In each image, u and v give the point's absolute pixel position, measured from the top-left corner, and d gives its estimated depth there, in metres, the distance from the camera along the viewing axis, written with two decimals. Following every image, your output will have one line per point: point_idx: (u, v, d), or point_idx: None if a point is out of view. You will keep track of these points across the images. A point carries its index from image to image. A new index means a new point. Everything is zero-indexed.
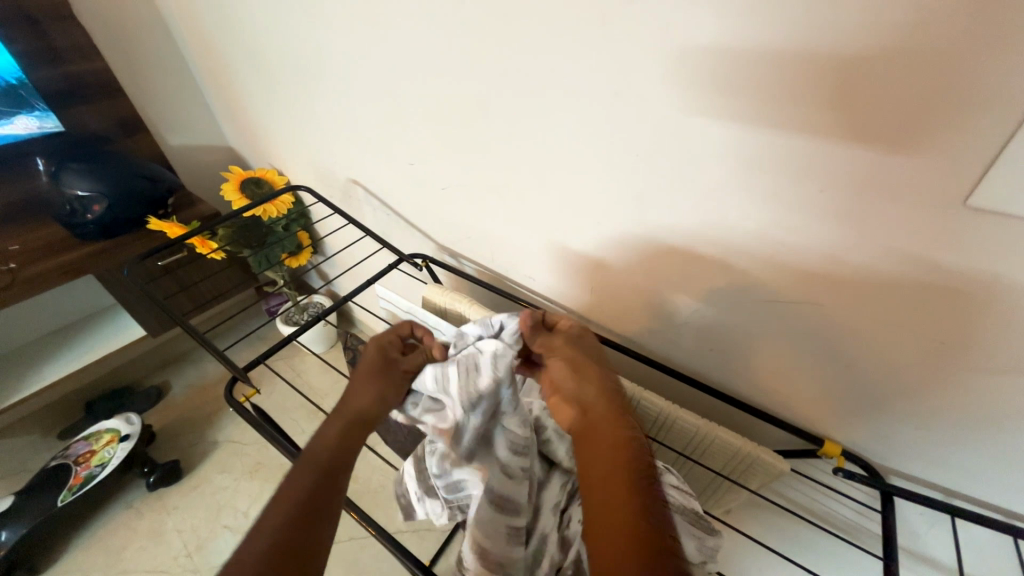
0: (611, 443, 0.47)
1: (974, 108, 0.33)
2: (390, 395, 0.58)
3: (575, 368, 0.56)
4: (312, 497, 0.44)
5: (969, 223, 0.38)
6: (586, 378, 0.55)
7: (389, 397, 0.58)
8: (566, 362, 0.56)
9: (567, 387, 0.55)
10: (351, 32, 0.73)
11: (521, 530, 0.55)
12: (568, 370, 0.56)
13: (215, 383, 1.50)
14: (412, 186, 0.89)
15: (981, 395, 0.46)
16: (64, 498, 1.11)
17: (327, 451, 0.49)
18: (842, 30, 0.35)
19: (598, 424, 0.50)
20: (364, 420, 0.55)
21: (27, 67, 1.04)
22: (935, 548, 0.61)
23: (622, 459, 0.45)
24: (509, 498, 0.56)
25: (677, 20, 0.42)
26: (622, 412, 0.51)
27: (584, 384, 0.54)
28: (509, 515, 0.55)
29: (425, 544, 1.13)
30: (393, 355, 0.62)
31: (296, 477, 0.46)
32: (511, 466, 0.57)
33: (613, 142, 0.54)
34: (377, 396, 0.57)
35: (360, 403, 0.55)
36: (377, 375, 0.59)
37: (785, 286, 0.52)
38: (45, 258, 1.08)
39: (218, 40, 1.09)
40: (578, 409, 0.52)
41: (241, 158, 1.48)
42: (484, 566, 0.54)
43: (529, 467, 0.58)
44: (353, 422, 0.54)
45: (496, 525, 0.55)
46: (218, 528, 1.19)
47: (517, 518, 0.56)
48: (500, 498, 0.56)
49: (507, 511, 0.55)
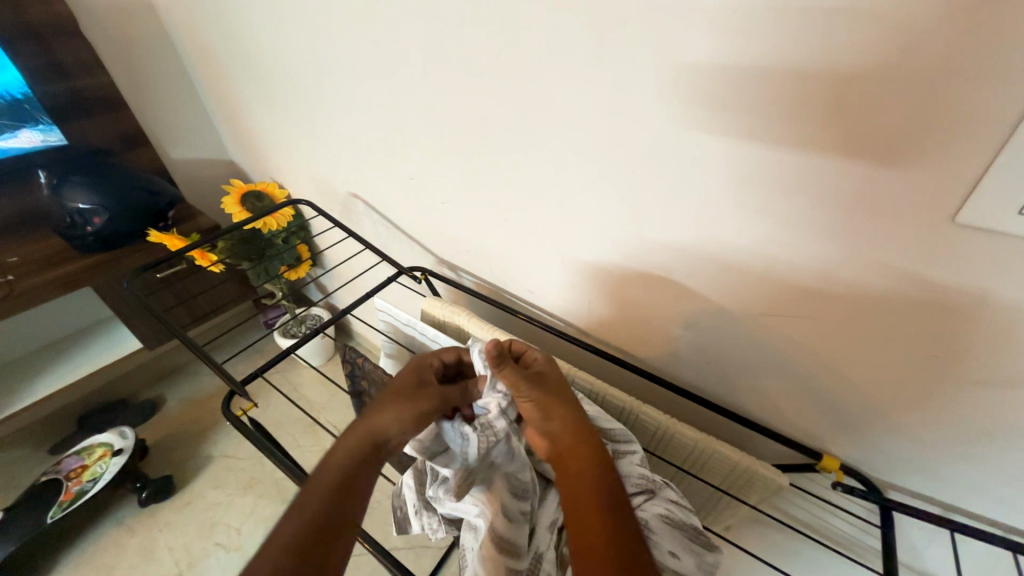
0: (580, 470, 0.49)
1: (962, 128, 0.34)
2: (414, 420, 0.53)
3: (542, 406, 0.53)
4: (320, 526, 0.43)
5: (958, 239, 0.39)
6: (554, 416, 0.53)
7: (409, 420, 0.52)
8: (530, 398, 0.54)
9: (537, 423, 0.54)
10: (353, 50, 0.75)
11: (520, 574, 0.53)
12: (537, 411, 0.53)
13: (211, 396, 1.49)
14: (411, 200, 0.90)
15: (976, 409, 0.46)
16: (54, 513, 1.09)
17: (341, 469, 0.48)
18: (833, 50, 0.37)
19: (568, 456, 0.51)
20: (379, 441, 0.51)
21: (33, 82, 1.05)
22: (936, 564, 0.60)
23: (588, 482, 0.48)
24: (511, 539, 0.54)
25: (673, 41, 0.44)
26: (587, 432, 0.52)
27: (553, 418, 0.53)
28: (510, 556, 0.53)
29: (422, 560, 1.11)
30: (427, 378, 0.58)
31: (307, 497, 0.45)
32: (517, 509, 0.56)
33: (610, 160, 0.56)
34: (397, 414, 0.52)
35: (382, 420, 0.52)
36: (406, 392, 0.55)
37: (778, 301, 0.53)
38: (45, 270, 1.08)
39: (223, 56, 1.11)
40: (549, 437, 0.53)
41: (242, 171, 1.50)
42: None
43: (529, 510, 0.57)
44: (370, 442, 0.50)
45: (495, 563, 0.53)
46: (210, 545, 1.17)
47: (518, 560, 0.53)
48: (501, 539, 0.54)
49: (507, 552, 0.53)
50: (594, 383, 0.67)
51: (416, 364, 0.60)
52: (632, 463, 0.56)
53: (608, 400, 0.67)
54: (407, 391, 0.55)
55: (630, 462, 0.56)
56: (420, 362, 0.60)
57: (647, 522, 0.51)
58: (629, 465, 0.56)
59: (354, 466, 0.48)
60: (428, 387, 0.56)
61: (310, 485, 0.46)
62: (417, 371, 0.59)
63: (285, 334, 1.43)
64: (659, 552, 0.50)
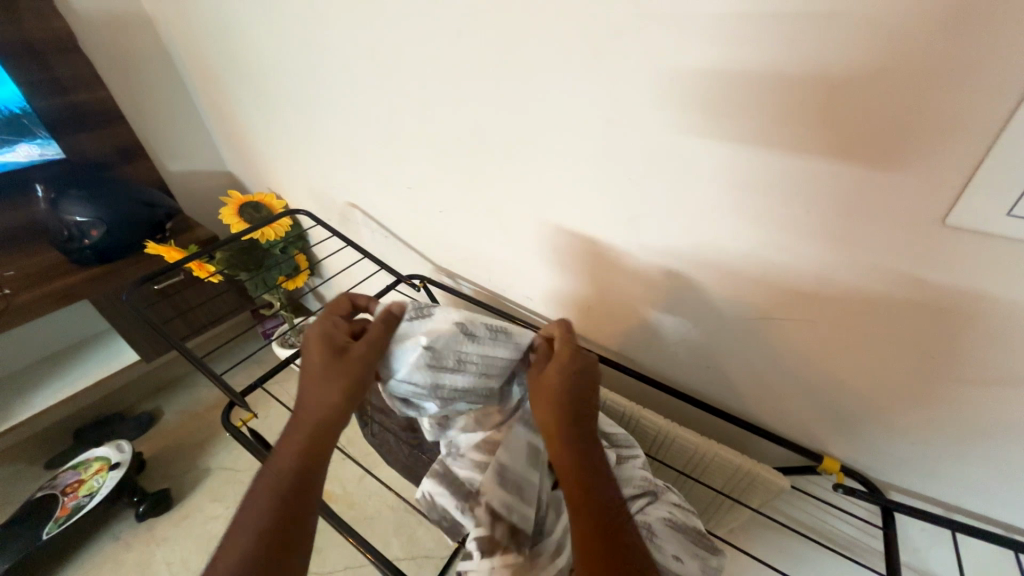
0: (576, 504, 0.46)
1: (952, 132, 0.35)
2: (353, 388, 0.50)
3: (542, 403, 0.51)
4: (279, 526, 0.43)
5: (947, 240, 0.39)
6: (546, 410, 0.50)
7: (348, 394, 0.50)
8: (551, 415, 0.50)
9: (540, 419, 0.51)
10: (350, 61, 0.76)
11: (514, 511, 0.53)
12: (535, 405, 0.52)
13: (209, 407, 1.48)
14: (409, 209, 0.91)
15: (974, 409, 0.47)
16: (50, 530, 1.08)
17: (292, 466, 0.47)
18: (822, 57, 0.37)
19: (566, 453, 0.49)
20: (326, 422, 0.49)
21: (31, 97, 1.06)
22: (939, 565, 0.60)
23: (586, 524, 0.44)
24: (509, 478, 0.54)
25: (666, 50, 0.45)
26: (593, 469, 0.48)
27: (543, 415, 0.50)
28: (508, 491, 0.53)
29: (424, 571, 1.10)
30: (341, 342, 0.52)
31: (258, 501, 0.45)
32: (514, 438, 0.57)
33: (607, 166, 0.56)
34: (333, 390, 0.50)
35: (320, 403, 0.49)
36: (328, 369, 0.50)
37: (775, 304, 0.53)
38: (41, 284, 1.08)
39: (220, 69, 1.12)
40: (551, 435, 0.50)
41: (241, 183, 1.50)
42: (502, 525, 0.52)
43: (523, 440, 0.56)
44: (314, 430, 0.49)
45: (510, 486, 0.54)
46: (208, 559, 1.15)
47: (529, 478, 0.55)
48: (500, 476, 0.54)
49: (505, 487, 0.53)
50: (594, 389, 0.68)
51: (321, 329, 0.53)
52: (634, 467, 0.56)
53: (608, 405, 0.67)
54: (333, 365, 0.50)
55: (632, 466, 0.56)
56: (325, 329, 0.53)
57: (649, 526, 0.50)
58: (632, 469, 0.56)
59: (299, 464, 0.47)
60: (351, 349, 0.51)
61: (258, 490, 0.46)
62: (326, 338, 0.52)
63: (284, 344, 1.42)
64: (664, 555, 0.49)
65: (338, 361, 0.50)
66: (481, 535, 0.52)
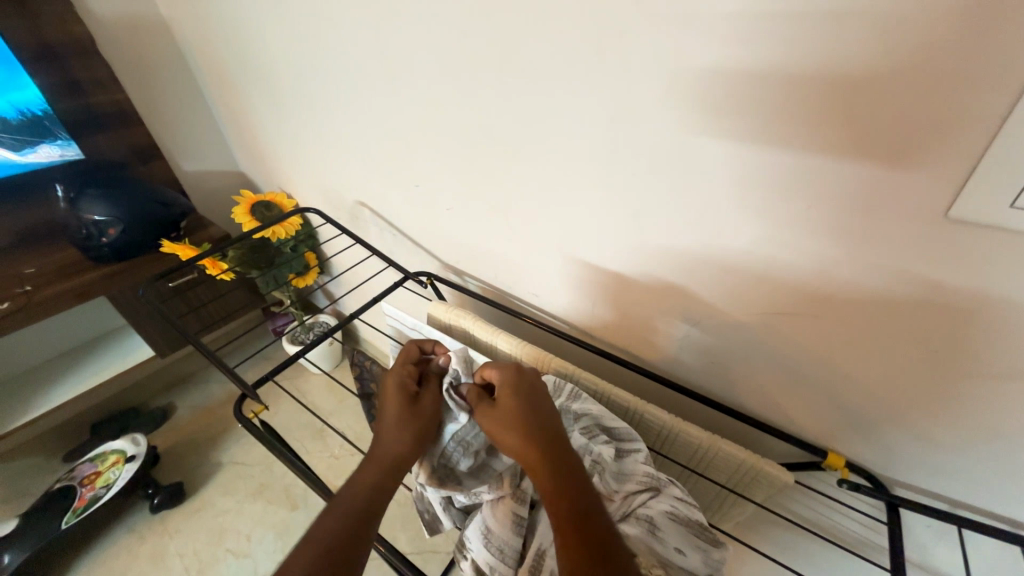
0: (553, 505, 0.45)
1: (955, 129, 0.35)
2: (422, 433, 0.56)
3: (502, 422, 0.52)
4: (335, 547, 0.44)
5: (954, 236, 0.39)
6: (503, 433, 0.52)
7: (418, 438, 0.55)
8: (512, 438, 0.51)
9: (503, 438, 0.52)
10: (359, 58, 0.76)
11: (522, 521, 0.54)
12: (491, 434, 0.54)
13: (221, 403, 1.51)
14: (417, 205, 0.92)
15: (986, 405, 0.46)
16: (68, 520, 1.11)
17: (362, 496, 0.49)
18: (831, 51, 0.37)
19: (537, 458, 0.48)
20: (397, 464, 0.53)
21: (52, 100, 1.10)
22: (944, 562, 0.60)
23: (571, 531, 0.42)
24: (521, 487, 0.56)
25: (675, 43, 0.45)
26: (566, 468, 0.47)
27: (504, 437, 0.52)
28: (517, 503, 0.55)
29: (430, 565, 1.12)
30: (411, 389, 0.60)
31: (328, 523, 0.46)
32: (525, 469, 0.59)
33: (612, 162, 0.57)
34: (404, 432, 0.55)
35: (389, 447, 0.54)
36: (406, 414, 0.57)
37: (780, 301, 0.53)
38: (62, 280, 1.11)
39: (233, 70, 1.13)
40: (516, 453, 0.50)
41: (252, 182, 1.53)
42: (491, 551, 0.54)
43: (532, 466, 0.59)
44: (386, 468, 0.52)
45: (503, 510, 0.55)
46: (220, 552, 1.17)
47: (523, 507, 0.55)
48: (514, 489, 0.56)
49: (515, 500, 0.55)
50: (599, 385, 0.68)
51: (395, 376, 0.61)
52: (636, 462, 0.57)
53: (611, 400, 0.67)
54: (406, 410, 0.57)
55: (634, 460, 0.57)
56: (400, 378, 0.61)
57: (652, 519, 0.51)
58: (635, 463, 0.56)
59: (370, 491, 0.50)
60: (423, 396, 0.59)
61: (330, 507, 0.48)
62: (401, 387, 0.60)
63: (294, 342, 1.46)
64: (667, 549, 0.49)
65: (412, 411, 0.57)
66: (487, 536, 0.54)
